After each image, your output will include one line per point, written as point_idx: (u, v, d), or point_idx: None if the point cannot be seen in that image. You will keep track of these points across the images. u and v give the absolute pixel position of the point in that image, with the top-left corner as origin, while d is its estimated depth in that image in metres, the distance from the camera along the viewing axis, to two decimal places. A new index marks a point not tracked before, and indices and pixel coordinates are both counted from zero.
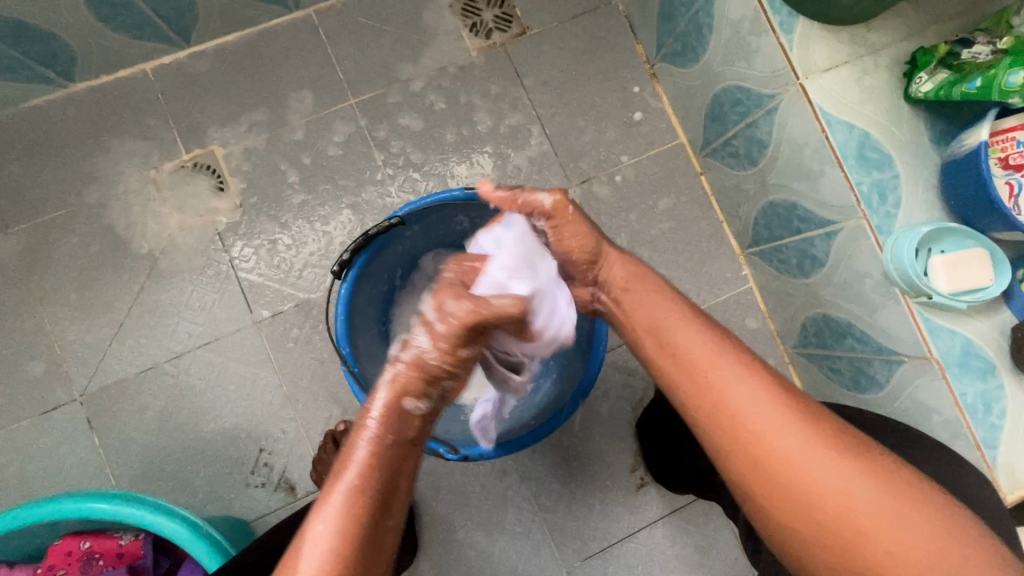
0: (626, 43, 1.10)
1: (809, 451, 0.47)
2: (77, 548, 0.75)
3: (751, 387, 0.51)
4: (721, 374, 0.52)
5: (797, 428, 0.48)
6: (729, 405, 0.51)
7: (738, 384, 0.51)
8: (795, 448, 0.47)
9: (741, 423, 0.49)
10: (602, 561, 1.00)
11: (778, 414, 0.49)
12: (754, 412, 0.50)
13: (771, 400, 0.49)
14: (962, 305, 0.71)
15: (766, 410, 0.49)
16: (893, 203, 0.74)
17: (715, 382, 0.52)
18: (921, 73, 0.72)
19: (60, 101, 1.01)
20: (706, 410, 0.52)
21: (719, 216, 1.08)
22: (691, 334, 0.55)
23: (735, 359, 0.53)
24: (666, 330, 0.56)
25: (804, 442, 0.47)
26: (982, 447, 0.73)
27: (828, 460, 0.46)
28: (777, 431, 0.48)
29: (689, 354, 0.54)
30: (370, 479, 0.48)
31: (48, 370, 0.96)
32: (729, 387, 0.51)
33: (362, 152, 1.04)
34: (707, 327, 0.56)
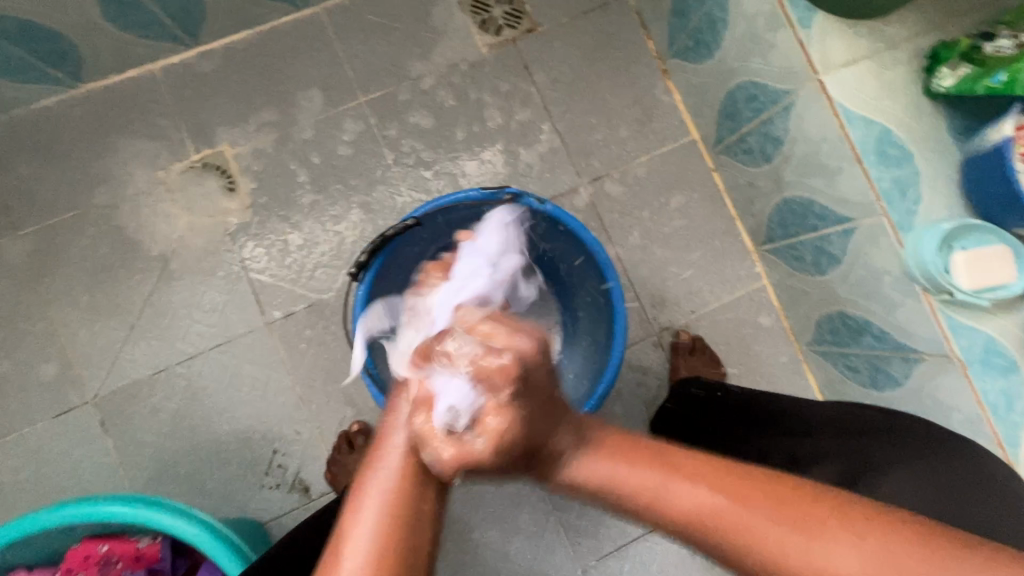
0: (637, 39, 1.09)
1: (781, 532, 0.39)
2: (96, 551, 0.75)
3: (755, 504, 0.41)
4: (725, 497, 0.42)
5: (824, 532, 0.39)
6: (753, 544, 0.40)
7: (746, 504, 0.41)
8: (842, 565, 0.38)
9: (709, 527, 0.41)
10: (618, 561, 0.99)
11: (733, 506, 0.41)
12: (770, 540, 0.40)
13: (765, 503, 0.40)
14: (985, 302, 0.70)
15: (782, 530, 0.40)
16: (914, 199, 0.73)
17: (725, 513, 0.41)
18: (943, 67, 0.71)
19: (69, 102, 1.00)
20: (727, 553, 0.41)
21: (732, 213, 1.07)
22: (681, 486, 0.42)
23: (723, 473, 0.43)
24: (652, 499, 0.42)
25: (847, 549, 0.38)
26: (1004, 444, 0.72)
27: (885, 560, 0.37)
28: (742, 521, 0.40)
29: (686, 509, 0.42)
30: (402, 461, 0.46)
31: (60, 373, 0.96)
32: (739, 515, 0.40)
33: (373, 151, 1.03)
34: (681, 462, 0.43)
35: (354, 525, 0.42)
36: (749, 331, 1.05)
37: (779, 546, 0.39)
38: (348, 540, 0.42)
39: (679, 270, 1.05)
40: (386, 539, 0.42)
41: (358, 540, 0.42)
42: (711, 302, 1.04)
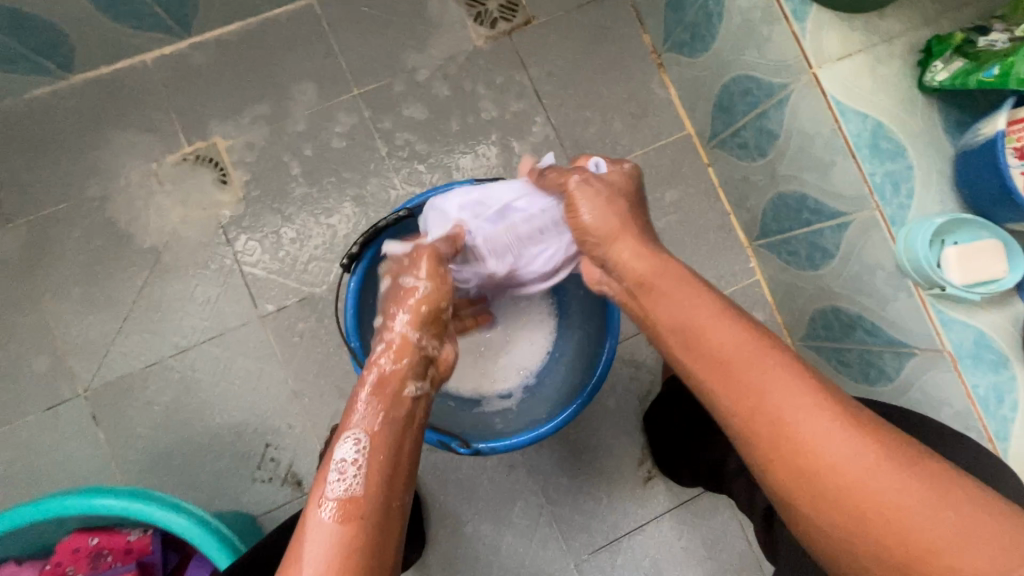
0: (633, 33, 1.09)
1: (833, 435, 0.45)
2: (86, 544, 0.75)
3: (799, 396, 0.48)
4: (768, 383, 0.49)
5: (842, 433, 0.45)
6: (783, 424, 0.47)
7: (783, 397, 0.48)
8: (848, 463, 0.44)
9: (777, 417, 0.48)
10: (610, 554, 1.00)
11: (814, 409, 0.47)
12: (831, 445, 0.45)
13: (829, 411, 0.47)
14: (976, 297, 0.70)
15: (815, 423, 0.46)
16: (905, 194, 0.74)
17: (762, 393, 0.49)
18: (937, 61, 0.71)
19: (60, 93, 0.99)
20: (752, 425, 0.49)
21: (727, 208, 1.07)
22: (733, 338, 0.52)
23: (779, 366, 0.50)
24: (700, 330, 0.54)
25: (851, 452, 0.45)
26: (994, 439, 0.72)
27: (878, 471, 0.44)
28: (814, 423, 0.46)
29: (727, 360, 0.52)
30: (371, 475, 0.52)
31: (52, 366, 0.96)
32: (771, 396, 0.48)
33: (366, 144, 1.03)
34: (743, 324, 0.53)
35: (322, 510, 0.49)
36: None
37: (806, 428, 0.46)
38: (310, 527, 0.49)
39: None
40: (349, 534, 0.49)
41: (317, 533, 0.48)
42: None
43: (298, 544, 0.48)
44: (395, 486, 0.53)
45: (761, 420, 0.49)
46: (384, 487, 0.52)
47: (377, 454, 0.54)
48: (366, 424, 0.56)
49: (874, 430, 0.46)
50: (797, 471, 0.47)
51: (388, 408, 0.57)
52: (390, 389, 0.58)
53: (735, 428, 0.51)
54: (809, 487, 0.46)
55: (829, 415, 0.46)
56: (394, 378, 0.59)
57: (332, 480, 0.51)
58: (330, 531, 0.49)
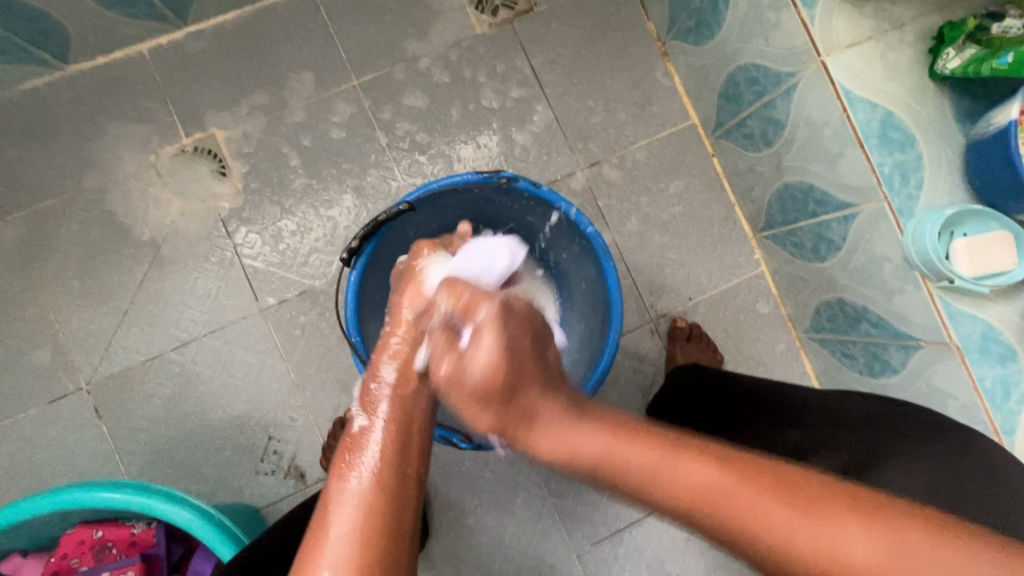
0: (637, 20, 1.07)
1: (838, 542, 0.38)
2: (90, 537, 0.75)
3: (786, 514, 0.39)
4: (729, 495, 0.40)
5: (850, 536, 0.38)
6: (752, 533, 0.40)
7: (735, 489, 0.41)
8: (856, 554, 0.37)
9: (773, 545, 0.39)
10: (613, 546, 1.00)
11: (808, 525, 0.39)
12: (840, 561, 0.38)
13: (828, 522, 0.39)
14: (985, 289, 0.69)
15: (791, 521, 0.39)
16: (915, 184, 0.72)
17: (742, 517, 0.40)
18: (949, 48, 0.69)
19: (55, 84, 0.98)
20: (719, 537, 0.41)
21: (731, 198, 1.06)
22: (682, 467, 0.42)
23: (746, 483, 0.41)
24: (644, 473, 0.43)
25: (846, 536, 0.38)
26: (1000, 431, 0.72)
27: (874, 543, 0.37)
28: (813, 539, 0.38)
29: (680, 489, 0.42)
30: (381, 475, 0.52)
31: (52, 359, 0.95)
32: (726, 499, 0.40)
33: (366, 135, 1.01)
34: (649, 432, 0.45)
35: (347, 483, 0.51)
36: (746, 318, 1.04)
37: (780, 532, 0.39)
38: (336, 500, 0.50)
39: (677, 256, 1.04)
40: (372, 516, 0.49)
41: (340, 517, 0.48)
42: (708, 289, 1.04)
43: (320, 531, 0.48)
44: (406, 475, 0.53)
45: (728, 531, 0.41)
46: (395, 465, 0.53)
47: (385, 455, 0.53)
48: (379, 435, 0.55)
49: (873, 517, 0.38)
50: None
51: (387, 429, 0.56)
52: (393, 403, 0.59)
53: (743, 559, 0.41)
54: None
55: (804, 497, 0.40)
56: (397, 406, 0.58)
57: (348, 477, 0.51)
58: (355, 505, 0.49)
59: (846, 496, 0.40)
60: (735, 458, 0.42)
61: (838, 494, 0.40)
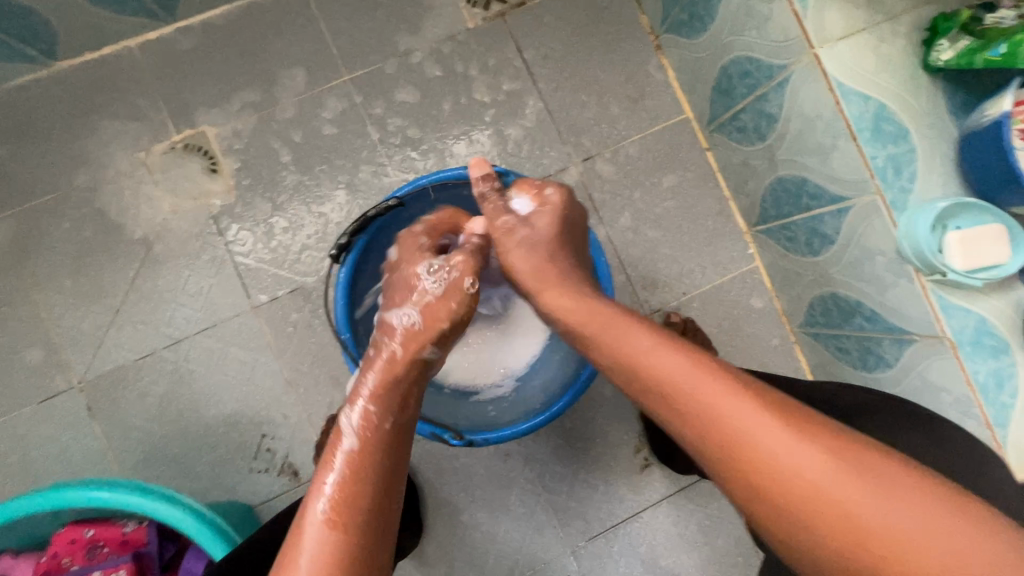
0: (630, 14, 1.06)
1: (791, 450, 0.45)
2: (81, 536, 0.75)
3: (758, 422, 0.47)
4: (707, 396, 0.50)
5: (804, 448, 0.45)
6: (722, 432, 0.48)
7: (724, 399, 0.49)
8: (802, 463, 0.45)
9: (737, 443, 0.47)
10: (607, 541, 1.00)
11: (771, 428, 0.47)
12: (787, 465, 0.45)
13: (789, 433, 0.46)
14: (978, 283, 0.69)
15: (758, 425, 0.47)
16: (908, 177, 0.72)
17: (713, 416, 0.49)
18: (942, 40, 0.69)
19: (43, 81, 0.97)
20: (701, 440, 0.49)
21: (726, 193, 1.05)
22: (672, 360, 0.53)
23: (723, 388, 0.49)
24: (640, 363, 0.54)
25: (810, 456, 0.45)
26: (993, 426, 0.71)
27: (830, 465, 0.44)
28: (770, 441, 0.46)
29: (671, 378, 0.52)
30: (359, 471, 0.55)
31: (44, 358, 0.95)
32: (714, 399, 0.49)
33: (358, 130, 1.01)
34: (680, 347, 0.54)
35: (313, 512, 0.52)
36: (740, 314, 1.04)
37: (751, 432, 0.47)
38: (302, 533, 0.51)
39: (670, 251, 1.03)
40: (335, 539, 0.50)
41: (315, 515, 0.52)
42: (702, 284, 1.03)
43: (297, 533, 0.51)
44: (394, 482, 0.56)
45: (707, 432, 0.49)
46: (362, 497, 0.53)
47: (360, 462, 0.55)
48: (346, 459, 0.55)
49: (830, 438, 0.46)
50: (761, 484, 0.46)
51: (368, 436, 0.58)
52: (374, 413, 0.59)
53: (703, 451, 0.50)
54: (768, 505, 0.46)
55: (782, 419, 0.47)
56: (379, 390, 0.61)
57: (322, 489, 0.53)
58: (318, 535, 0.51)
59: (805, 411, 0.48)
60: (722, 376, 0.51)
61: (799, 411, 0.48)
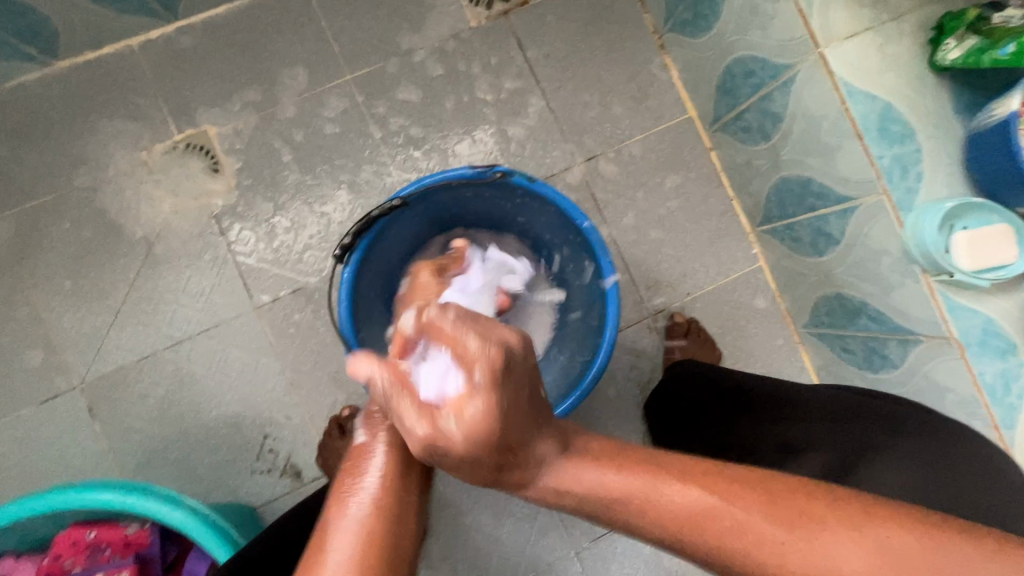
0: (633, 13, 1.05)
1: (825, 550, 0.38)
2: (83, 538, 0.73)
3: (774, 523, 0.39)
4: (721, 510, 0.40)
5: (839, 544, 0.38)
6: (748, 551, 0.39)
7: (741, 513, 0.40)
8: (843, 565, 0.37)
9: (765, 555, 0.39)
10: (610, 543, 1.00)
11: (791, 529, 0.39)
12: (827, 572, 0.38)
13: (814, 533, 0.39)
14: (985, 283, 0.68)
15: (777, 529, 0.39)
16: (914, 177, 0.71)
17: (732, 530, 0.40)
18: (950, 39, 0.68)
19: (43, 80, 0.96)
20: (725, 560, 0.40)
21: (729, 193, 1.05)
22: (671, 470, 0.43)
23: (729, 494, 0.41)
24: (636, 486, 0.43)
25: (855, 559, 0.37)
26: (1000, 426, 0.71)
27: (884, 565, 0.37)
28: (797, 543, 0.39)
29: (680, 517, 0.41)
30: (384, 487, 0.50)
31: (45, 359, 0.95)
32: (732, 516, 0.40)
33: (360, 130, 1.00)
34: (677, 462, 0.43)
35: (346, 508, 0.48)
36: (743, 314, 1.03)
37: (776, 553, 0.39)
38: (334, 523, 0.47)
39: (674, 251, 1.03)
40: (370, 527, 0.47)
41: (339, 540, 0.46)
42: (705, 284, 1.03)
43: (320, 548, 0.45)
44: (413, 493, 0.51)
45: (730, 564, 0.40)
46: (400, 483, 0.51)
47: (396, 457, 0.52)
48: (383, 454, 0.53)
49: (867, 528, 0.38)
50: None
51: (404, 435, 0.54)
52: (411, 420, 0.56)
53: (734, 575, 0.40)
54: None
55: (811, 522, 0.39)
56: (393, 423, 0.55)
57: (356, 489, 0.50)
58: (353, 529, 0.46)
59: (823, 493, 0.41)
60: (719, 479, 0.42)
61: (816, 495, 0.41)
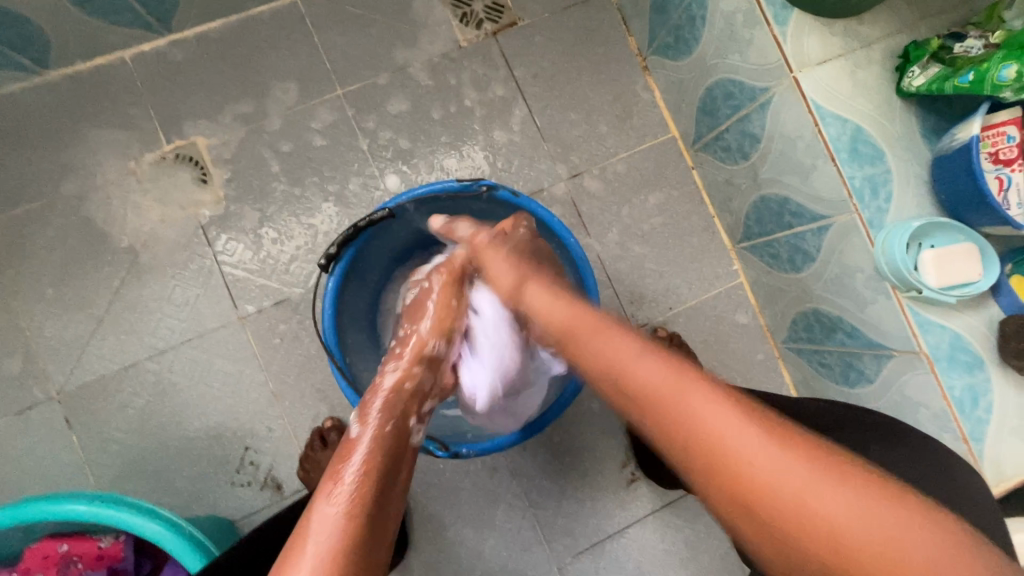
0: (618, 36, 1.09)
1: (703, 398, 0.51)
2: (55, 551, 0.72)
3: (672, 372, 0.54)
4: (648, 368, 0.55)
5: (720, 406, 0.50)
6: (642, 381, 0.54)
7: (698, 402, 0.51)
8: (691, 401, 0.51)
9: (661, 394, 0.53)
10: (594, 558, 0.99)
11: (687, 381, 0.52)
12: (689, 408, 0.51)
13: (711, 394, 0.51)
14: (951, 300, 0.71)
15: (667, 374, 0.54)
16: (884, 198, 0.74)
17: (639, 373, 0.55)
18: (914, 67, 0.72)
19: (35, 89, 0.97)
20: (626, 387, 0.56)
21: (710, 210, 1.07)
22: (622, 342, 0.58)
23: (637, 347, 0.58)
24: (598, 338, 0.60)
25: (786, 462, 0.46)
26: (970, 440, 0.73)
27: (752, 438, 0.47)
28: (671, 377, 0.53)
29: (659, 389, 0.53)
30: (373, 467, 0.57)
31: (23, 368, 0.93)
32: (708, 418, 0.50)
33: (349, 143, 1.02)
34: (634, 337, 0.59)
35: (325, 503, 0.53)
36: (724, 329, 1.05)
37: (662, 385, 0.53)
38: (314, 520, 0.51)
39: (657, 266, 1.05)
40: (345, 529, 0.51)
41: (322, 516, 0.52)
42: (688, 299, 1.05)
43: (302, 533, 0.51)
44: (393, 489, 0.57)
45: (622, 379, 0.56)
46: (377, 488, 0.56)
47: (375, 458, 0.58)
48: (366, 447, 0.59)
49: (747, 408, 0.50)
50: (662, 417, 0.52)
51: (382, 435, 0.61)
52: (380, 419, 0.63)
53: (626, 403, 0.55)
54: (669, 431, 0.51)
55: (671, 362, 0.55)
56: (380, 435, 0.61)
57: (335, 485, 0.54)
58: (334, 522, 0.51)
59: (744, 397, 0.52)
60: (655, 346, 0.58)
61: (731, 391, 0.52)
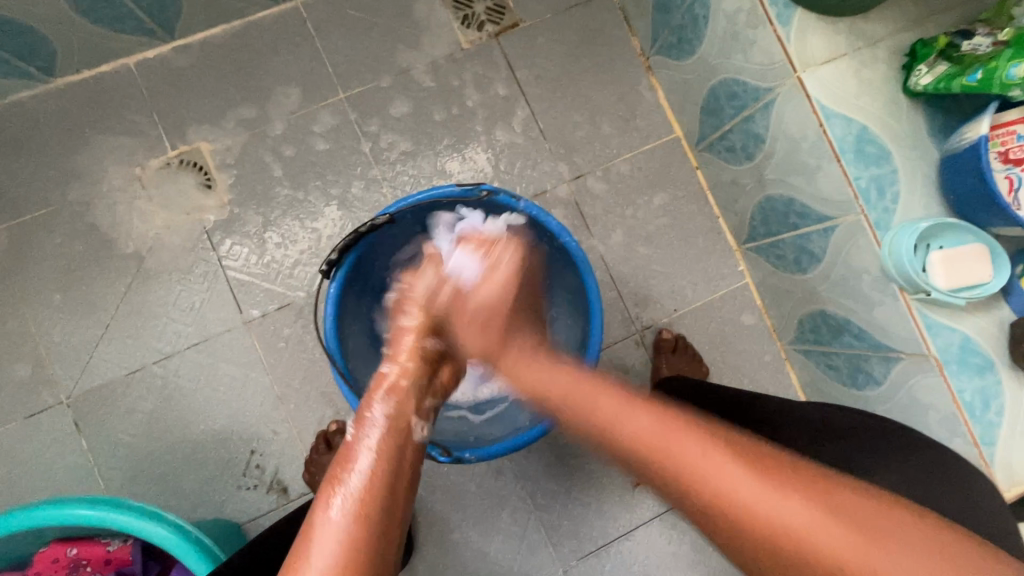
0: (621, 35, 1.08)
1: (736, 477, 0.47)
2: (64, 555, 0.73)
3: (697, 450, 0.49)
4: (671, 445, 0.50)
5: (754, 481, 0.46)
6: (668, 470, 0.49)
7: (736, 482, 0.46)
8: (730, 485, 0.46)
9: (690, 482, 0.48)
10: (599, 561, 0.99)
11: (717, 460, 0.48)
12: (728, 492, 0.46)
13: (742, 471, 0.47)
14: (961, 301, 0.70)
15: (692, 453, 0.49)
16: (891, 198, 0.73)
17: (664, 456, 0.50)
18: (921, 65, 0.71)
19: (41, 96, 0.98)
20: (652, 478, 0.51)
21: (715, 211, 1.06)
22: (636, 420, 0.54)
23: (654, 422, 0.53)
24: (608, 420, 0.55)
25: (841, 532, 0.43)
26: (980, 444, 0.72)
27: (803, 512, 0.44)
28: (696, 457, 0.49)
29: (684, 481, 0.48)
30: (375, 475, 0.53)
31: (32, 373, 0.94)
32: (717, 475, 0.47)
33: (352, 147, 1.02)
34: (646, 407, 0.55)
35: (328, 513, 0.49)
36: (729, 330, 1.04)
37: (691, 470, 0.48)
38: (319, 531, 0.48)
39: (661, 268, 1.04)
40: (353, 545, 0.47)
41: (326, 536, 0.48)
42: (693, 300, 1.04)
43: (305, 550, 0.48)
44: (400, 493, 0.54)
45: (646, 467, 0.51)
46: (385, 497, 0.52)
47: (379, 464, 0.54)
48: (372, 450, 0.55)
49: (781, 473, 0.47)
50: (702, 509, 0.48)
51: (388, 442, 0.57)
52: (386, 432, 0.57)
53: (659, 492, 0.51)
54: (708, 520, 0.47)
55: (693, 435, 0.50)
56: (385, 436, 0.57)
57: (334, 498, 0.50)
58: (337, 536, 0.48)
59: (775, 454, 0.49)
60: (667, 416, 0.53)
61: (761, 451, 0.49)
